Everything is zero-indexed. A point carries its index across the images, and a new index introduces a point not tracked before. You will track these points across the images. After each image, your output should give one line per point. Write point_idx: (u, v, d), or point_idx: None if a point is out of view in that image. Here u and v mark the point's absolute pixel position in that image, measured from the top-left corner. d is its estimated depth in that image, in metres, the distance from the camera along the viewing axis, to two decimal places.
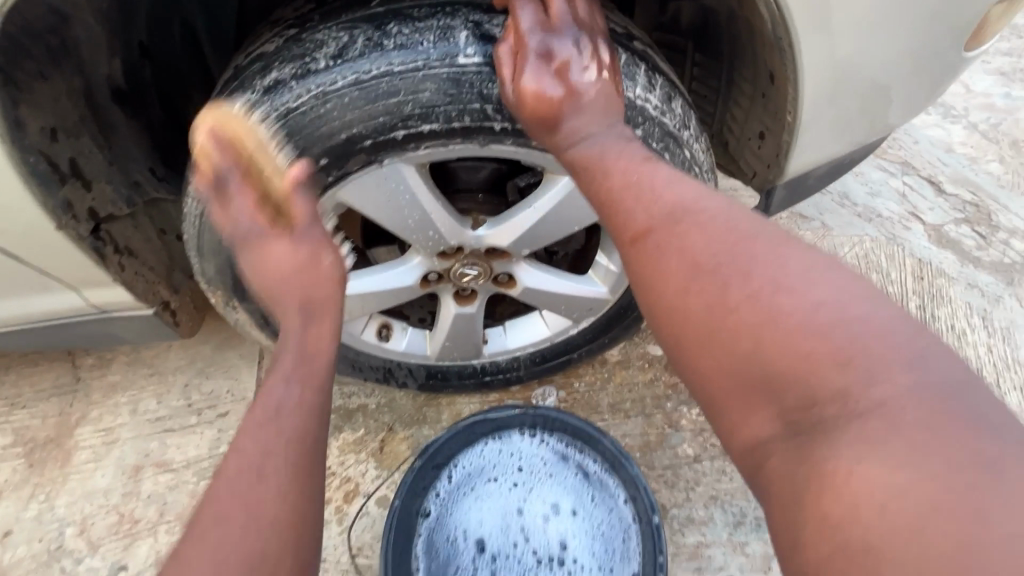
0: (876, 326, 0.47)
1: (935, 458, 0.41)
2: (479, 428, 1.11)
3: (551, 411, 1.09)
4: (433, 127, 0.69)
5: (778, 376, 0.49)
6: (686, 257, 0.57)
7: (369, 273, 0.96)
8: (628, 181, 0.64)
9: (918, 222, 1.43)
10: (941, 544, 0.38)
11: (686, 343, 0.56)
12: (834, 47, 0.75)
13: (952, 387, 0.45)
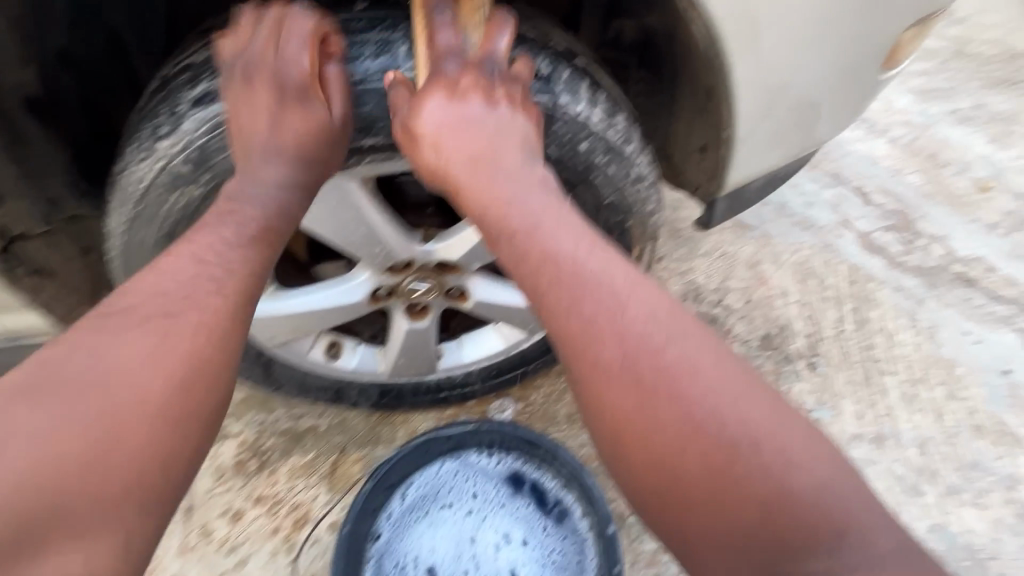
0: (730, 400, 0.58)
1: (732, 487, 0.55)
2: (433, 451, 1.07)
3: (506, 429, 1.05)
4: (377, 139, 0.70)
5: (660, 421, 0.58)
6: (595, 306, 0.63)
7: (316, 291, 0.93)
8: (534, 225, 0.67)
9: (849, 230, 1.52)
10: (709, 507, 0.55)
11: (594, 380, 0.62)
12: (763, 68, 0.78)
13: (771, 446, 0.56)
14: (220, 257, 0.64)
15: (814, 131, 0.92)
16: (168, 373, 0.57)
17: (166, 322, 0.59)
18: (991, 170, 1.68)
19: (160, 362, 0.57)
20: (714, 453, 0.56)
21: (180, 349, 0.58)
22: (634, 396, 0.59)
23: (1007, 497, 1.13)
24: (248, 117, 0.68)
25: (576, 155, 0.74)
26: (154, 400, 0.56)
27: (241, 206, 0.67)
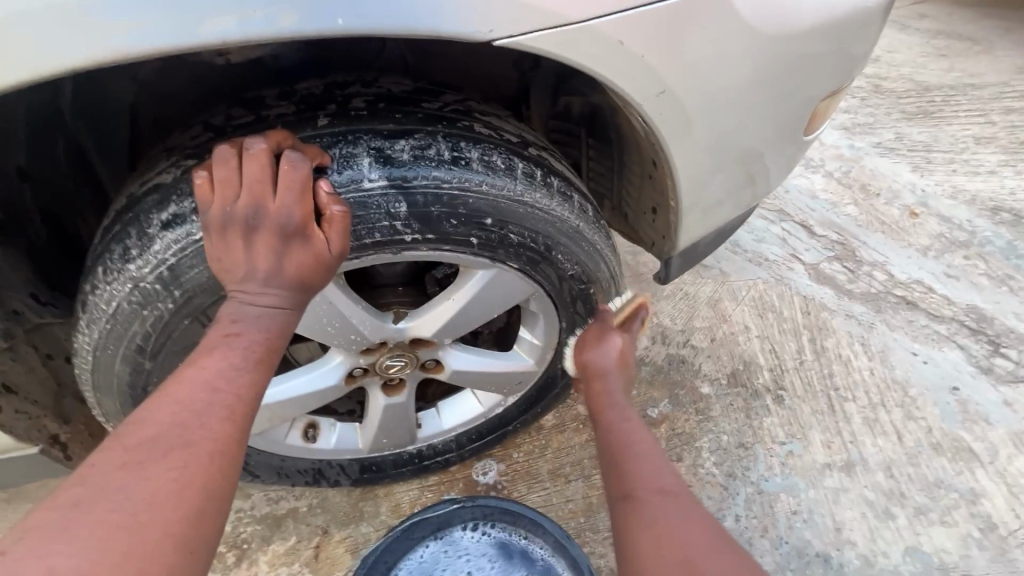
0: None
1: None
2: (422, 531, 1.11)
3: (489, 501, 1.11)
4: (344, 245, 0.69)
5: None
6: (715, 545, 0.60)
7: (289, 377, 0.93)
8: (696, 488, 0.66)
9: (798, 262, 1.62)
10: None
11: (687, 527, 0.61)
12: (700, 145, 0.85)
13: None
14: (229, 381, 0.57)
15: (752, 188, 1.00)
16: (187, 495, 0.50)
17: (176, 442, 0.52)
18: (917, 196, 1.82)
19: (181, 484, 0.50)
20: None
21: (195, 462, 0.52)
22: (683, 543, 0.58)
23: (972, 512, 1.16)
24: (223, 252, 0.61)
25: (536, 236, 0.77)
26: (178, 526, 0.48)
27: (242, 331, 0.60)
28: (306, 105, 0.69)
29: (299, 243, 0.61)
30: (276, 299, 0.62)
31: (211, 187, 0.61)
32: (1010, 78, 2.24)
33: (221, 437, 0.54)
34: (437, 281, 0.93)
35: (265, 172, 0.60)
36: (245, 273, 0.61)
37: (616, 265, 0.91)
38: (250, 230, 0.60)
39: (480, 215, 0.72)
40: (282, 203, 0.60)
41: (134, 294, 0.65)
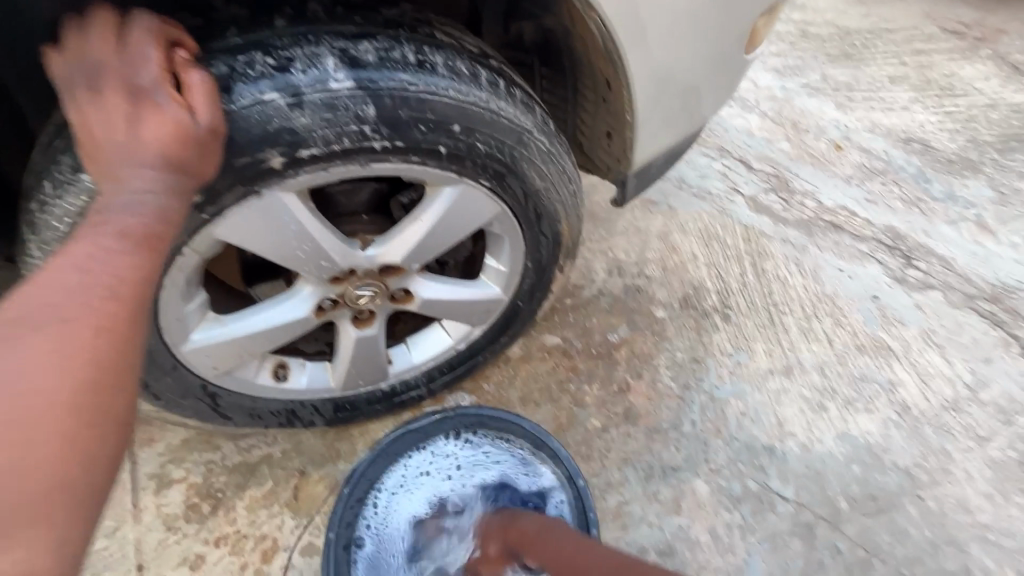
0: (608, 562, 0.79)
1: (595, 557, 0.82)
2: (414, 438, 1.12)
3: (468, 411, 1.12)
4: (312, 152, 0.68)
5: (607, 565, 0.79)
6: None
7: (256, 312, 0.91)
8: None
9: (738, 195, 1.72)
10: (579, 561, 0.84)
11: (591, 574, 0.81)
12: (653, 56, 0.89)
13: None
14: (106, 261, 0.53)
15: (698, 110, 1.06)
16: (57, 419, 0.47)
17: (53, 317, 0.50)
18: (841, 131, 1.97)
19: (50, 407, 0.47)
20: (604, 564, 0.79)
21: (80, 331, 0.50)
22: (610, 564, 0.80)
23: (890, 399, 1.31)
24: (101, 120, 0.58)
25: (503, 147, 0.79)
26: (68, 398, 0.48)
27: (110, 215, 0.56)
28: (260, 11, 0.69)
29: (168, 124, 0.58)
30: (152, 188, 0.57)
31: (89, 78, 0.60)
32: (919, 22, 2.41)
33: (109, 311, 0.52)
34: (402, 207, 0.93)
35: (150, 51, 0.60)
36: (119, 146, 0.58)
37: (576, 184, 0.95)
38: (127, 93, 0.58)
39: (450, 121, 0.72)
40: (161, 81, 0.59)
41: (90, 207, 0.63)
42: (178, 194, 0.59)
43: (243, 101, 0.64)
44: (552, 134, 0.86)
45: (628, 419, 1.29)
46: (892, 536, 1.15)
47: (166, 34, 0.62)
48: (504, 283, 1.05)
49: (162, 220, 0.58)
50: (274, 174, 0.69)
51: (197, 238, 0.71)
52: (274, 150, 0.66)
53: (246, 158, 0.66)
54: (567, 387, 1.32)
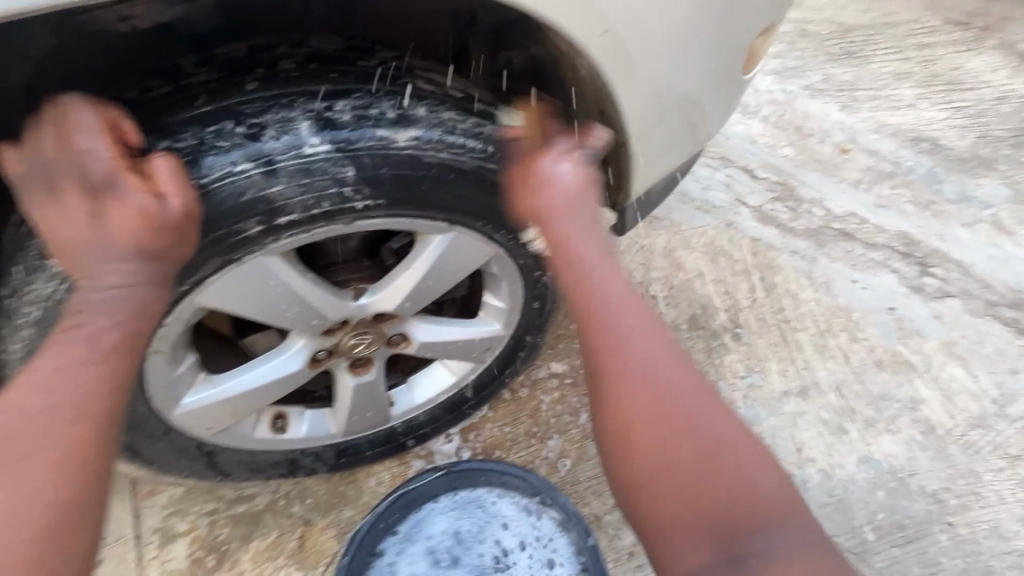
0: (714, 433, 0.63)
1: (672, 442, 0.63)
2: (499, 482, 1.07)
3: (470, 465, 1.05)
4: (290, 218, 0.68)
5: (701, 505, 0.60)
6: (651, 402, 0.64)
7: (246, 368, 0.87)
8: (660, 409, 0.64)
9: (743, 206, 1.68)
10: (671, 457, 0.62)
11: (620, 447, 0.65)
12: (646, 89, 0.85)
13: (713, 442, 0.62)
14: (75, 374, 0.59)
15: (697, 133, 1.01)
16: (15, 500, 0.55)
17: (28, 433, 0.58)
18: (846, 133, 1.91)
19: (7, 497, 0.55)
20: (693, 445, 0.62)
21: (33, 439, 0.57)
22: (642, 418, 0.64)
23: (913, 418, 1.27)
24: (65, 220, 0.61)
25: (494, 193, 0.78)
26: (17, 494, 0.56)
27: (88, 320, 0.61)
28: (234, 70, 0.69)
29: (135, 225, 0.61)
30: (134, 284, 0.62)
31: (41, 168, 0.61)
32: (922, 14, 2.35)
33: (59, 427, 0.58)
34: (394, 252, 0.89)
35: (95, 139, 0.61)
36: (89, 246, 0.61)
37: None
38: (87, 196, 0.61)
39: (432, 171, 0.72)
40: (119, 180, 0.61)
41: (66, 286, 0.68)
42: (156, 286, 0.64)
43: (214, 172, 0.64)
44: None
45: None
46: (922, 567, 1.11)
47: (108, 116, 0.62)
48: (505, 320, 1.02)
49: (142, 316, 0.63)
50: (254, 242, 0.68)
51: (178, 306, 0.70)
52: (250, 220, 0.66)
53: (220, 230, 0.66)
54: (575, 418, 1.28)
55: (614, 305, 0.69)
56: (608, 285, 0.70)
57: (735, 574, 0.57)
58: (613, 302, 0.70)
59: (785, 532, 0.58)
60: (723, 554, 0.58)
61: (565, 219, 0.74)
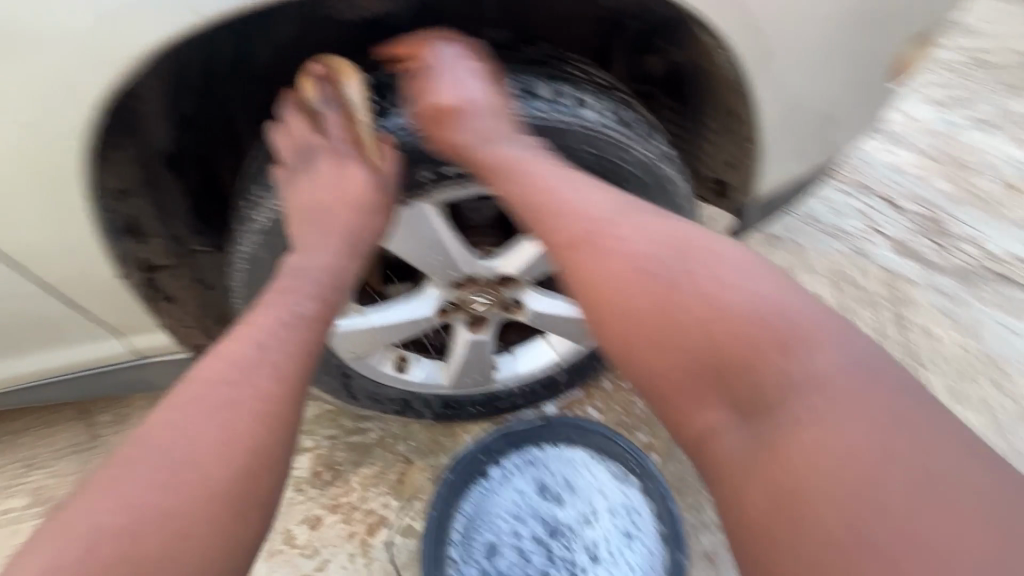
0: (740, 306, 0.66)
1: (680, 309, 0.68)
2: (601, 445, 1.13)
3: (573, 422, 1.12)
4: (451, 169, 0.83)
5: (731, 362, 0.65)
6: (629, 277, 0.71)
7: (388, 307, 1.04)
8: (593, 244, 0.74)
9: (880, 236, 1.57)
10: (689, 335, 0.67)
11: (625, 335, 0.71)
12: (783, 91, 0.89)
13: (772, 317, 0.65)
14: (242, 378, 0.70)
15: (833, 140, 1.02)
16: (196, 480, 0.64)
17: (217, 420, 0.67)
18: (1019, 170, 1.71)
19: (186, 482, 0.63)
20: (716, 323, 0.66)
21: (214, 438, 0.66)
22: (637, 296, 0.70)
23: None
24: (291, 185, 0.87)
25: (625, 175, 0.85)
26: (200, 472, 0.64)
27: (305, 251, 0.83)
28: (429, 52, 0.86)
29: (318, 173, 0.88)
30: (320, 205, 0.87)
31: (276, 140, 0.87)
32: None
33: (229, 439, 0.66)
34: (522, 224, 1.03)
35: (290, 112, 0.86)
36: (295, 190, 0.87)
37: (697, 219, 0.95)
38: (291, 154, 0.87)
39: (573, 142, 0.82)
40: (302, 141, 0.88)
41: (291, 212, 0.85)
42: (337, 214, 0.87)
43: None
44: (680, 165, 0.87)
45: None
46: None
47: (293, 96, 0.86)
48: None
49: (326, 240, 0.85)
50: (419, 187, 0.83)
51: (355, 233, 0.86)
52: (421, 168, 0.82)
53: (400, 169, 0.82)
54: None
55: (572, 203, 0.76)
56: (569, 196, 0.76)
57: (763, 428, 0.63)
58: (583, 190, 0.77)
59: (821, 400, 0.60)
60: (734, 407, 0.65)
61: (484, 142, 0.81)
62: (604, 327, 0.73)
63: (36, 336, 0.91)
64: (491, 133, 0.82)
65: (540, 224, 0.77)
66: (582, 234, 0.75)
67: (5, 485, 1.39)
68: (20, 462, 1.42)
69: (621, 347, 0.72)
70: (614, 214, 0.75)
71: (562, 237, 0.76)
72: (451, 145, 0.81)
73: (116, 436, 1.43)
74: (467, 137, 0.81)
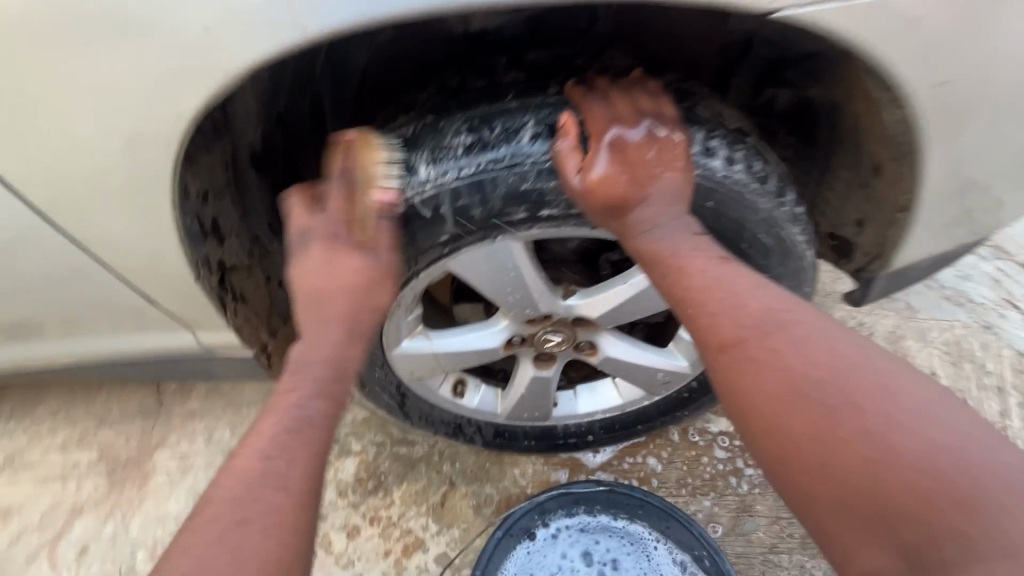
0: (959, 448, 0.48)
1: (837, 424, 0.52)
2: (668, 527, 1.02)
3: (638, 493, 1.03)
4: (552, 212, 0.72)
5: (887, 500, 0.49)
6: (779, 376, 0.57)
7: (454, 333, 0.97)
8: (756, 330, 0.59)
9: (1015, 310, 1.35)
10: (858, 463, 0.51)
11: (776, 450, 0.56)
12: (959, 155, 0.75)
13: (978, 450, 0.48)
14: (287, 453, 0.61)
15: (997, 214, 0.86)
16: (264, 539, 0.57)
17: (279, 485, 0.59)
18: None
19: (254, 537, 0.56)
20: (920, 456, 0.48)
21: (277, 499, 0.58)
22: (771, 385, 0.57)
23: None
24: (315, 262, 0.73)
25: (750, 241, 0.72)
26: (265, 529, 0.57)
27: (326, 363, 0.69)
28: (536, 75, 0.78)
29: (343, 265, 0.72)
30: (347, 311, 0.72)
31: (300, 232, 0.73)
32: None
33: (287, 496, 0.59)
34: (611, 263, 0.94)
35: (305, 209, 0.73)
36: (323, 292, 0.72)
37: (813, 291, 0.83)
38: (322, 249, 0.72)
39: (700, 201, 0.69)
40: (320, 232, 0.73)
41: (379, 228, 0.73)
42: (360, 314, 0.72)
43: (504, 159, 0.68)
44: (811, 231, 0.75)
45: (806, 547, 1.09)
46: None
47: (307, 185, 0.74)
48: (693, 359, 1.03)
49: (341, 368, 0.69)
50: (512, 226, 0.74)
51: (433, 265, 0.78)
52: (519, 207, 0.71)
53: (494, 208, 0.71)
54: (736, 485, 1.16)
55: (726, 289, 0.63)
56: (723, 276, 0.64)
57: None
58: (733, 278, 0.63)
59: None
60: (899, 549, 0.48)
61: (642, 206, 0.67)
62: (778, 460, 0.56)
63: (116, 320, 0.92)
64: (647, 207, 0.67)
65: (688, 296, 0.64)
66: (739, 337, 0.60)
67: (78, 439, 1.46)
68: (93, 419, 1.49)
69: (774, 466, 0.57)
70: (780, 311, 0.60)
71: (722, 337, 0.61)
72: (607, 210, 0.68)
73: (178, 407, 1.47)
74: (624, 197, 0.67)
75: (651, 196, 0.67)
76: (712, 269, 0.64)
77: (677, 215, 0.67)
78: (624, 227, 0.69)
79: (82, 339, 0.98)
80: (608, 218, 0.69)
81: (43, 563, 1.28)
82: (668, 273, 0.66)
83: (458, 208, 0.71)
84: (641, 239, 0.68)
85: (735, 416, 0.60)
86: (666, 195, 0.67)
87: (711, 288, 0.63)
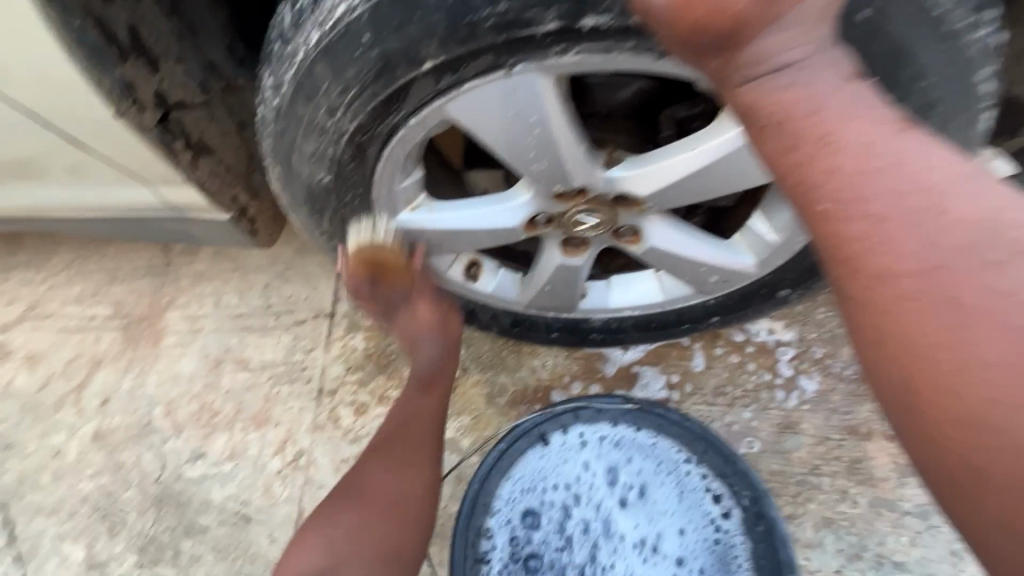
0: None
1: None
2: (703, 453, 0.90)
3: (665, 411, 0.91)
4: (597, 23, 0.49)
5: None
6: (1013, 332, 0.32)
7: (462, 206, 0.76)
8: (959, 245, 0.34)
9: None
10: None
11: (962, 443, 0.34)
12: None
13: None
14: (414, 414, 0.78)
15: None
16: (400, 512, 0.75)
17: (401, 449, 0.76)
18: None
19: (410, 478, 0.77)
20: None
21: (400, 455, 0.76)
22: (991, 343, 0.32)
23: None
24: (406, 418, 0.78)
25: (906, 87, 0.49)
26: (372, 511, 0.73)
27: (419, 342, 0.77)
28: None
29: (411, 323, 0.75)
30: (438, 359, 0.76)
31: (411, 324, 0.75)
32: None
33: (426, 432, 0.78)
34: (676, 121, 0.69)
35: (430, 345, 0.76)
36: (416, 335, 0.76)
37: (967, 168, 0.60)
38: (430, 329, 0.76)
39: (848, 13, 0.45)
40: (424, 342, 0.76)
41: (338, 41, 0.52)
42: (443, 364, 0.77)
43: None
44: (997, 78, 0.51)
45: (853, 472, 0.96)
46: None
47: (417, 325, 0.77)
48: (764, 255, 0.81)
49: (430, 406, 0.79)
50: (536, 44, 0.51)
51: (427, 106, 0.57)
52: (549, 10, 0.48)
53: (513, 10, 0.48)
54: (782, 399, 1.02)
55: (911, 182, 0.35)
56: (895, 148, 0.36)
57: None
58: (918, 163, 0.36)
59: None
60: None
61: (767, 33, 0.38)
62: (972, 486, 0.34)
63: (58, 160, 0.76)
64: (773, 38, 0.38)
65: (811, 176, 0.37)
66: (928, 272, 0.34)
67: (92, 292, 1.41)
68: (104, 274, 1.43)
69: (949, 462, 0.34)
70: (1010, 224, 0.34)
71: (892, 270, 0.35)
72: (702, 37, 0.38)
73: (185, 268, 1.39)
74: (739, 15, 0.36)
75: (785, 14, 0.37)
76: (879, 142, 0.36)
77: (823, 45, 0.39)
78: (727, 68, 0.39)
79: (40, 187, 0.86)
80: (700, 55, 0.39)
81: (70, 409, 1.30)
82: (789, 146, 0.38)
83: (455, 8, 0.49)
84: (751, 86, 0.39)
85: (883, 374, 0.36)
86: (810, 16, 0.38)
87: (865, 176, 0.36)
